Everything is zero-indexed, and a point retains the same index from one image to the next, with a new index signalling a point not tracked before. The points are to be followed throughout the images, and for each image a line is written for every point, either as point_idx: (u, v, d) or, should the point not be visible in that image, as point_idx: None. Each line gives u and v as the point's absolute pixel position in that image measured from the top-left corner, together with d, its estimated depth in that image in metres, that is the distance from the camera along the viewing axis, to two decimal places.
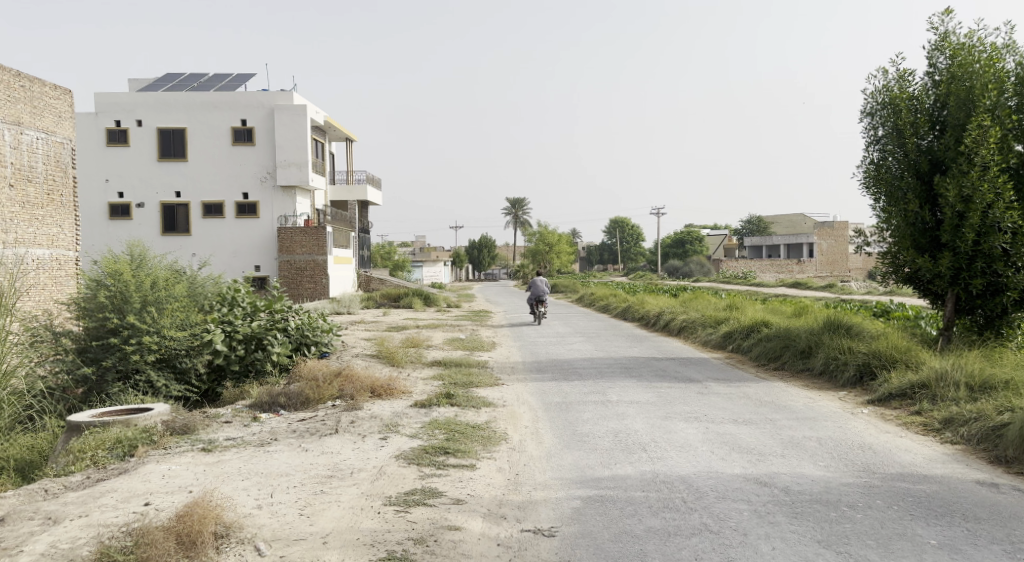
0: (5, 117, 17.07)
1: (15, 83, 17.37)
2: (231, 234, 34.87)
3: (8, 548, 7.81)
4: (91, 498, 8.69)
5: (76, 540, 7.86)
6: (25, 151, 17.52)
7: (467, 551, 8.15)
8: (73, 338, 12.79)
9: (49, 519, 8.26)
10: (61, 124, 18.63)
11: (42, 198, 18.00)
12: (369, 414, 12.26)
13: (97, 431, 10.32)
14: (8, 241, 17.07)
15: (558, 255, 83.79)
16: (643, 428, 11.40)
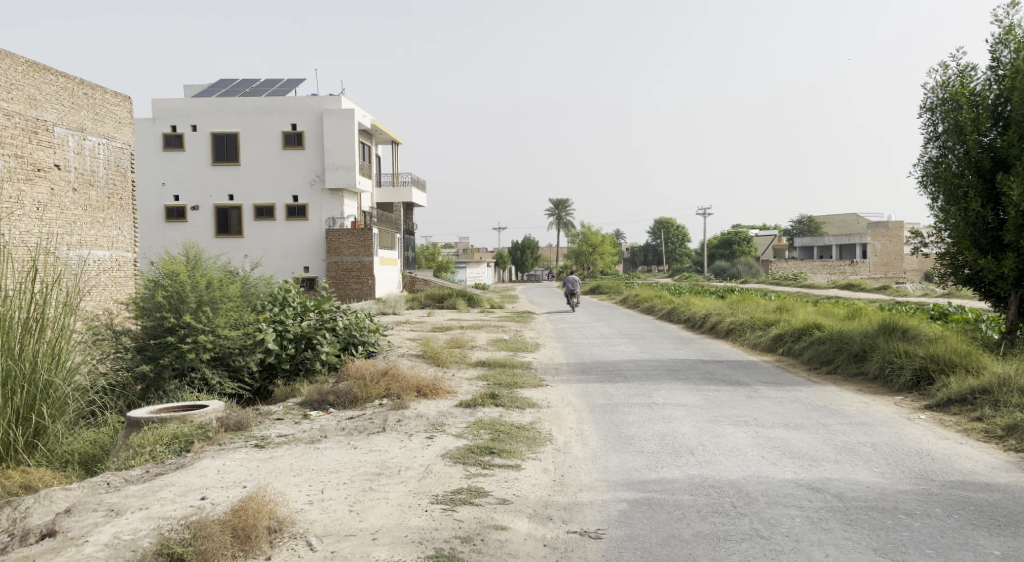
0: (69, 123, 17.35)
1: (78, 90, 17.71)
2: (280, 234, 35.28)
3: (72, 538, 7.95)
4: (150, 492, 8.82)
5: (138, 531, 7.98)
6: (88, 155, 17.82)
7: (514, 551, 8.14)
8: (131, 337, 13.03)
9: (112, 510, 8.39)
10: (121, 130, 18.95)
11: (103, 202, 18.29)
12: (415, 413, 12.30)
13: (155, 427, 10.49)
14: (72, 243, 17.36)
15: (602, 256, 83.56)
16: (690, 432, 11.30)
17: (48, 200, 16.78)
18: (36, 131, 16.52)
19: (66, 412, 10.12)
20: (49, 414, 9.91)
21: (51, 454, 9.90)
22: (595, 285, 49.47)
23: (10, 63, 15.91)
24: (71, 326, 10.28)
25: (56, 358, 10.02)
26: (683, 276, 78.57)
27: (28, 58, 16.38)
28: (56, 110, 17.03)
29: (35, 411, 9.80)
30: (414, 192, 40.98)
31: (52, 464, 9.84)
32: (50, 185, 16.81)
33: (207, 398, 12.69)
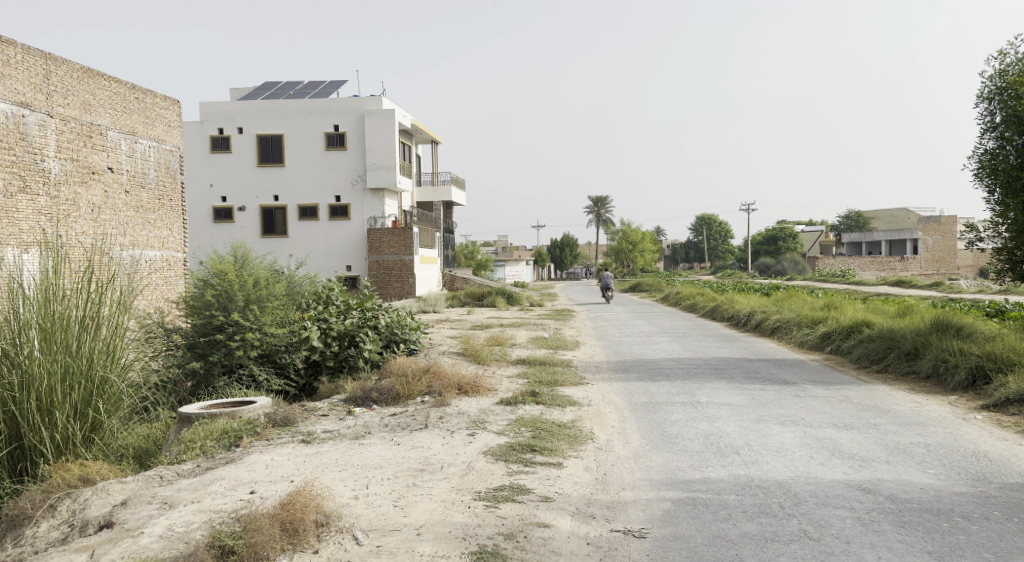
0: (121, 127, 17.53)
1: (130, 95, 17.89)
2: (323, 234, 35.46)
3: (128, 530, 8.05)
4: (202, 485, 8.91)
5: (190, 524, 8.04)
6: (139, 158, 18.02)
7: (557, 549, 8.07)
8: (182, 334, 13.29)
9: (166, 503, 8.48)
10: (170, 133, 19.13)
11: (154, 203, 18.52)
12: (457, 410, 12.28)
13: (205, 423, 10.88)
14: (125, 244, 17.59)
15: (642, 254, 83.02)
16: (735, 431, 11.16)
17: (102, 202, 16.99)
18: (91, 135, 16.70)
19: (120, 407, 10.17)
20: (105, 410, 9.96)
21: (107, 448, 9.97)
22: (636, 282, 49.11)
23: (66, 69, 16.09)
24: (125, 324, 10.32)
25: (110, 354, 10.08)
26: (728, 273, 77.86)
27: (83, 64, 16.56)
28: (110, 114, 17.22)
29: (92, 406, 9.84)
30: (453, 190, 40.99)
31: (108, 458, 9.95)
32: (104, 187, 17.01)
33: (255, 394, 12.85)
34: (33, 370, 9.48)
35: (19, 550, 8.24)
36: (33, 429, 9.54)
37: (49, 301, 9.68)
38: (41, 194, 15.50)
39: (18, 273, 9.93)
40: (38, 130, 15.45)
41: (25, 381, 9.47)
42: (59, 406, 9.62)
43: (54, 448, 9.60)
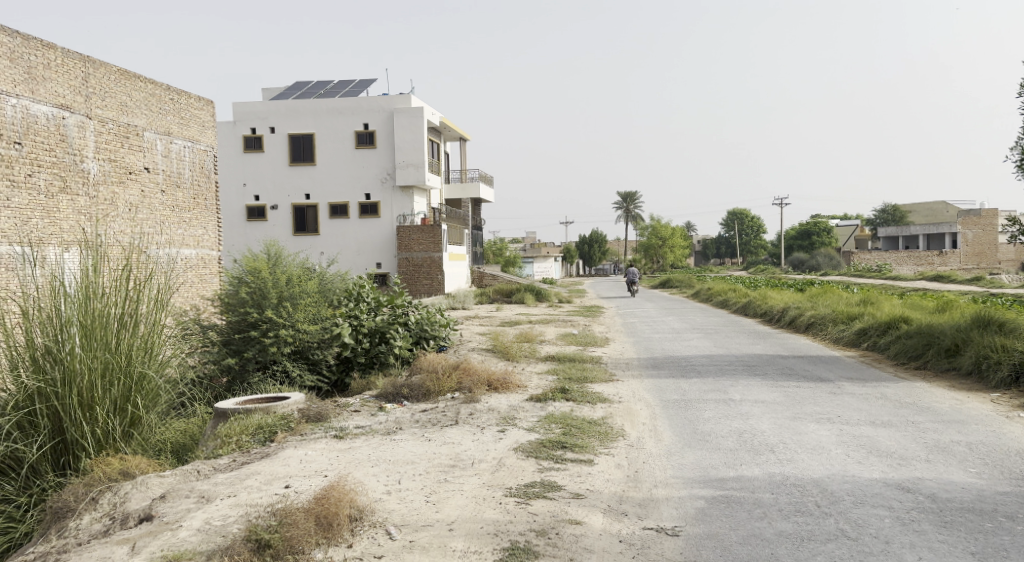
0: (157, 127, 17.63)
1: (165, 96, 17.96)
2: (353, 232, 35.52)
3: (167, 523, 8.15)
4: (238, 480, 9.02)
5: (227, 518, 8.12)
6: (175, 158, 18.12)
7: (589, 546, 7.98)
8: (217, 331, 13.44)
9: (203, 497, 8.60)
10: (204, 133, 19.20)
11: (189, 202, 18.63)
12: (487, 407, 12.22)
13: (241, 418, 10.85)
14: (162, 242, 17.70)
15: (672, 249, 82.41)
16: (770, 429, 11.00)
17: (139, 201, 17.10)
18: (128, 136, 16.81)
19: (158, 402, 10.23)
20: (143, 405, 10.00)
21: (145, 443, 10.04)
22: (666, 278, 48.80)
23: (104, 72, 16.18)
24: (162, 321, 10.35)
25: (148, 350, 10.11)
26: (761, 269, 77.24)
27: (120, 66, 16.68)
28: (146, 115, 17.31)
29: (131, 402, 9.87)
30: (481, 187, 40.92)
31: (147, 452, 10.05)
32: (140, 187, 17.14)
33: (289, 389, 12.96)
34: (74, 367, 9.51)
35: (63, 542, 8.29)
36: (74, 424, 9.57)
37: (89, 298, 9.67)
38: (81, 193, 15.55)
39: (59, 270, 9.93)
40: (78, 132, 15.53)
41: (66, 376, 9.49)
42: (99, 401, 9.66)
43: (94, 442, 9.63)
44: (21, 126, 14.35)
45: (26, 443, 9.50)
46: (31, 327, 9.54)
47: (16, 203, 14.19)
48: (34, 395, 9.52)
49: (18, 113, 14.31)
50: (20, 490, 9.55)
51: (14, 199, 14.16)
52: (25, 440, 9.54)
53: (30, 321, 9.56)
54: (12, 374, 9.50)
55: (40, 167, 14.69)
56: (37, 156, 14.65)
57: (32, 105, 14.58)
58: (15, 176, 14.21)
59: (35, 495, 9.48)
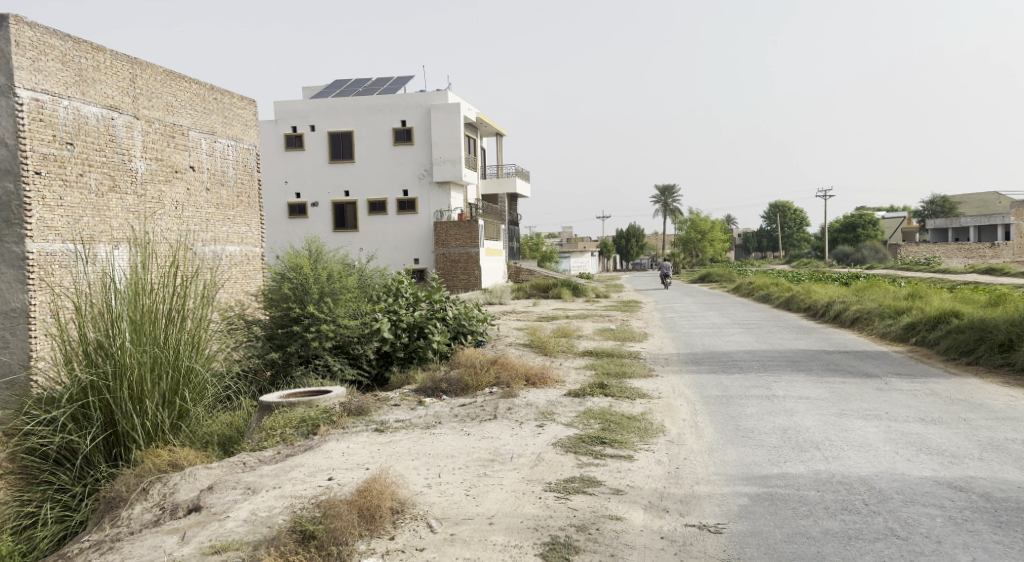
0: (201, 126, 17.71)
1: (209, 96, 18.04)
2: (392, 228, 35.55)
3: (215, 513, 8.24)
4: (283, 472, 9.07)
5: (273, 509, 8.15)
6: (219, 157, 18.22)
7: (630, 542, 7.86)
8: (261, 326, 13.60)
9: (249, 489, 8.67)
10: (248, 132, 19.27)
11: (233, 200, 18.73)
12: (525, 401, 12.13)
13: (285, 411, 10.96)
14: (207, 239, 17.83)
15: (712, 243, 81.60)
16: (815, 426, 10.79)
17: (185, 199, 17.21)
18: (174, 136, 16.91)
19: (205, 396, 10.29)
20: (191, 398, 10.10)
21: (193, 435, 10.10)
22: (705, 272, 48.33)
23: (150, 73, 16.29)
24: (208, 316, 10.46)
25: (195, 344, 10.21)
26: (804, 262, 76.25)
27: (165, 66, 16.75)
28: (190, 115, 17.40)
29: (179, 395, 9.97)
30: (518, 182, 40.81)
31: (195, 444, 10.10)
32: (186, 185, 17.22)
33: (330, 383, 13.02)
34: (124, 361, 9.57)
35: (116, 530, 8.42)
36: (125, 417, 9.66)
37: (138, 295, 9.81)
38: (129, 192, 15.65)
39: (110, 267, 10.08)
40: (126, 132, 15.62)
41: (118, 370, 9.58)
42: (149, 394, 9.74)
43: (144, 435, 9.70)
44: (74, 126, 14.37)
45: (80, 435, 9.56)
46: (84, 323, 9.65)
47: (68, 202, 14.16)
48: (87, 388, 9.59)
49: (70, 114, 14.31)
50: (75, 479, 9.78)
51: (66, 198, 14.12)
52: (80, 432, 9.59)
53: (83, 317, 9.68)
54: (66, 368, 9.61)
55: (91, 167, 14.71)
56: (88, 156, 14.67)
57: (83, 106, 14.61)
58: (68, 175, 14.21)
59: (89, 485, 9.69)
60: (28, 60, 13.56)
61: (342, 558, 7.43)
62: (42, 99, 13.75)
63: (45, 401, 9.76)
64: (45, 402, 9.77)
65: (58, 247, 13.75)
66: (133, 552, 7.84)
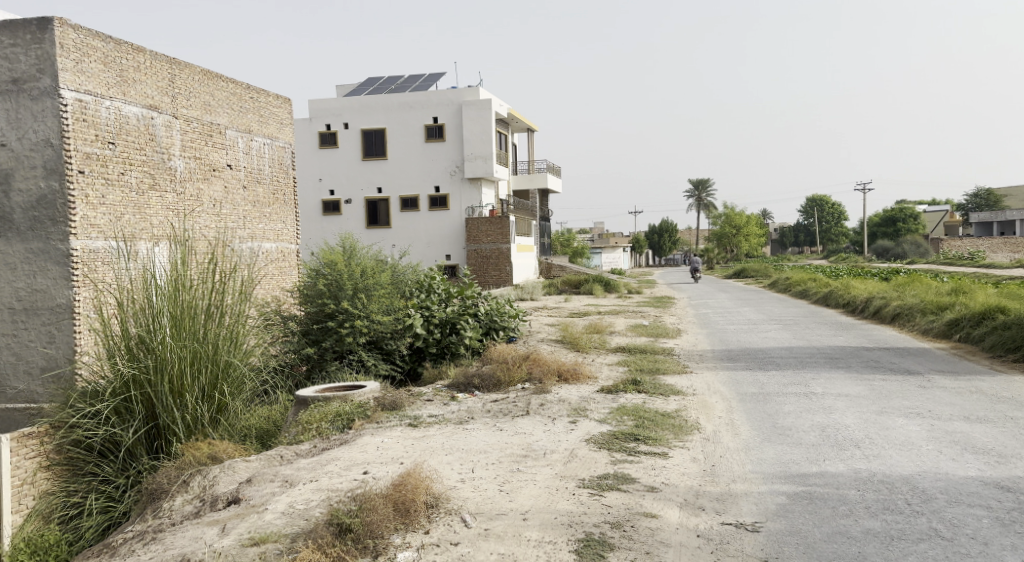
0: (238, 126, 17.75)
1: (246, 95, 18.07)
2: (423, 224, 35.60)
3: (254, 506, 8.26)
4: (319, 465, 9.07)
5: (310, 502, 8.17)
6: (255, 155, 18.26)
7: (665, 539, 7.75)
8: (297, 321, 13.71)
9: (287, 481, 8.69)
10: (283, 130, 19.31)
11: (269, 197, 18.78)
12: (557, 398, 12.03)
13: (321, 406, 10.95)
14: (245, 237, 17.89)
15: (747, 237, 80.88)
16: (855, 424, 10.59)
17: (222, 197, 17.28)
18: (212, 134, 16.97)
19: (243, 390, 10.40)
20: (229, 392, 10.17)
21: (231, 428, 10.18)
22: (742, 267, 47.75)
23: (188, 73, 16.34)
24: (246, 312, 10.56)
25: (234, 340, 10.29)
26: (841, 257, 75.30)
27: (203, 66, 16.80)
28: (228, 114, 17.45)
29: (218, 389, 10.05)
30: (549, 178, 40.66)
31: (233, 437, 10.19)
32: (223, 184, 17.29)
33: (365, 378, 13.06)
34: (165, 356, 9.72)
35: (158, 521, 8.53)
36: (166, 410, 9.79)
37: (178, 291, 9.92)
38: (169, 190, 15.68)
39: (151, 264, 10.23)
40: (165, 131, 15.69)
41: (159, 365, 9.71)
42: (189, 389, 9.84)
43: (184, 428, 9.80)
44: (115, 126, 14.45)
45: (122, 427, 9.80)
46: (126, 318, 9.82)
47: (110, 200, 14.23)
48: (130, 382, 9.78)
49: (112, 114, 14.40)
50: (118, 471, 10.03)
51: (108, 197, 14.18)
52: (122, 425, 9.85)
53: (125, 312, 9.87)
54: (110, 361, 9.81)
55: (131, 166, 14.79)
56: (129, 155, 14.75)
57: (124, 106, 14.68)
58: (110, 174, 14.27)
59: (132, 476, 9.92)
60: (72, 61, 13.62)
61: (377, 552, 7.40)
62: (85, 100, 13.83)
63: (90, 394, 10.08)
64: (90, 395, 10.10)
65: (101, 245, 13.80)
66: (174, 543, 7.87)
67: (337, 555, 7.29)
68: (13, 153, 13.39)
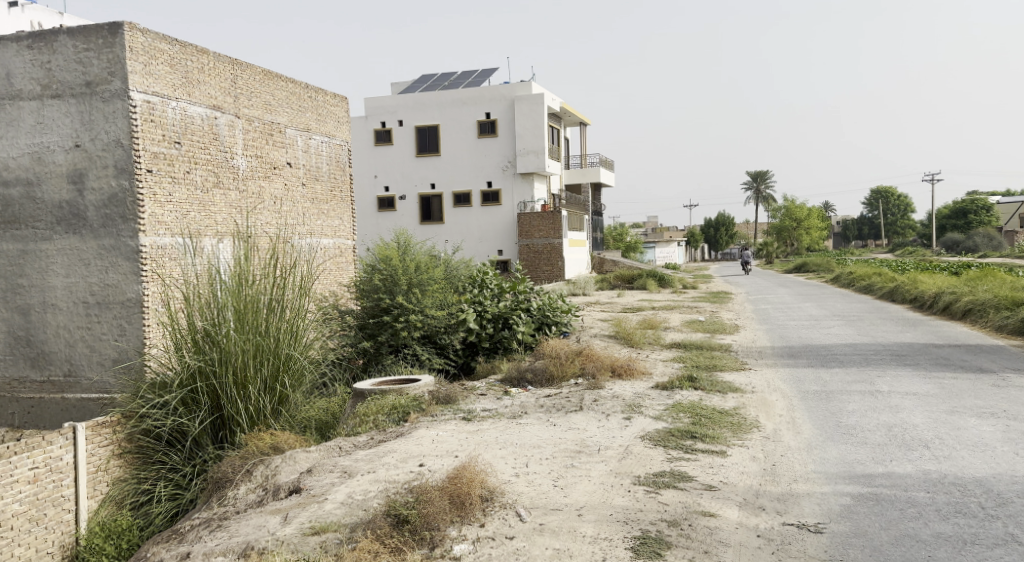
0: (298, 124, 17.79)
1: (304, 94, 18.11)
2: (477, 218, 35.55)
3: (315, 495, 8.25)
4: (376, 457, 9.00)
5: (368, 492, 8.13)
6: (314, 153, 18.30)
7: (724, 539, 7.52)
8: (353, 316, 13.69)
9: (345, 472, 8.63)
10: (340, 128, 19.33)
11: (327, 194, 18.80)
12: (611, 393, 11.82)
13: (376, 398, 10.90)
14: (303, 233, 17.96)
15: (809, 231, 79.34)
16: (924, 424, 10.21)
17: (283, 194, 17.33)
18: (272, 133, 17.00)
19: (303, 382, 10.40)
20: (290, 384, 10.19)
21: (292, 419, 10.18)
22: (803, 261, 46.92)
23: (249, 72, 16.39)
24: (306, 307, 10.56)
25: (294, 333, 10.25)
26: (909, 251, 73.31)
27: (264, 66, 16.82)
28: (287, 113, 17.49)
29: (279, 381, 10.06)
30: (602, 172, 40.31)
31: (294, 428, 10.19)
32: (284, 181, 17.34)
33: (420, 372, 13.05)
34: (229, 349, 9.76)
35: (223, 509, 8.64)
36: (230, 401, 9.83)
37: (241, 286, 9.94)
38: (232, 188, 15.73)
39: (216, 259, 10.26)
40: (228, 130, 15.74)
41: (223, 357, 9.76)
42: (252, 380, 9.87)
43: (248, 419, 9.84)
44: (181, 126, 14.46)
45: (189, 418, 9.84)
46: (192, 313, 9.87)
47: (177, 198, 14.26)
48: (195, 374, 9.82)
49: (178, 114, 14.41)
50: (185, 460, 10.08)
51: (175, 194, 14.22)
52: (189, 415, 9.88)
53: (191, 306, 9.91)
54: (176, 354, 9.86)
55: (197, 164, 14.79)
56: (194, 154, 14.75)
57: (189, 107, 14.69)
58: (176, 172, 14.31)
59: (198, 465, 9.96)
60: (141, 64, 13.68)
61: (433, 545, 7.33)
62: (153, 101, 13.87)
63: (158, 385, 10.07)
64: (159, 385, 10.11)
65: (169, 241, 13.92)
66: (238, 531, 7.95)
67: (395, 546, 7.27)
68: (87, 153, 13.54)
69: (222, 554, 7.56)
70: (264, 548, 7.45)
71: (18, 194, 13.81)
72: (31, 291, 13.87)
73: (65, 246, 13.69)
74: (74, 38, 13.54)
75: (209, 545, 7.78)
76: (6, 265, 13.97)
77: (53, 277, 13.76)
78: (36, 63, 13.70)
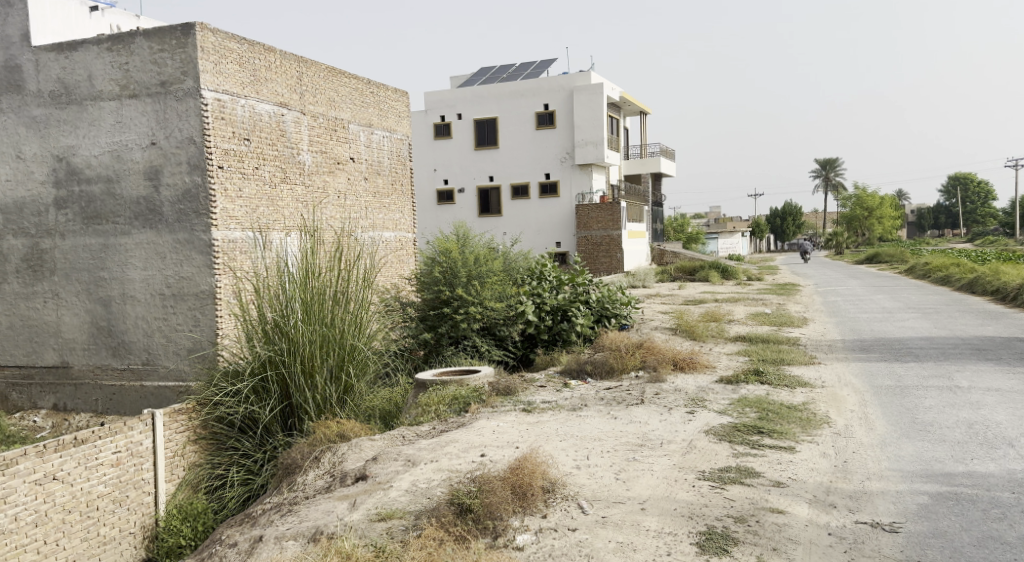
0: (361, 119, 17.84)
1: (367, 89, 18.12)
2: (537, 210, 35.43)
3: (381, 483, 8.21)
4: (439, 446, 8.93)
5: (431, 481, 8.08)
6: (376, 147, 18.32)
7: (794, 536, 7.28)
8: (414, 308, 13.75)
9: (409, 461, 8.54)
10: (401, 123, 19.33)
11: (389, 188, 18.81)
12: (674, 387, 11.60)
13: (438, 389, 10.79)
14: (365, 227, 18.01)
15: (879, 221, 77.48)
16: (1006, 421, 9.82)
17: (346, 189, 17.38)
18: (336, 129, 17.06)
19: (368, 371, 10.36)
20: (355, 374, 10.18)
21: (357, 408, 10.14)
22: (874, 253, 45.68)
23: (313, 69, 16.44)
24: (370, 299, 10.52)
25: (359, 325, 10.27)
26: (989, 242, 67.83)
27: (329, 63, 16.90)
28: (351, 108, 17.54)
29: (344, 371, 10.07)
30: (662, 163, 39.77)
31: (359, 417, 10.12)
32: (348, 176, 17.40)
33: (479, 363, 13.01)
34: (296, 340, 9.78)
35: (293, 495, 8.64)
36: (299, 389, 9.86)
37: (308, 278, 9.95)
38: (298, 183, 15.81)
39: (285, 253, 10.30)
40: (294, 127, 15.81)
41: (291, 347, 9.79)
42: (318, 369, 9.89)
43: (315, 407, 9.85)
44: (249, 123, 14.55)
45: (260, 405, 9.91)
46: (262, 304, 9.92)
47: (247, 192, 14.38)
48: (266, 362, 9.90)
49: (247, 112, 14.51)
50: (257, 447, 10.09)
51: (245, 190, 14.34)
52: (260, 403, 9.95)
53: (261, 298, 9.95)
54: (248, 343, 9.96)
55: (265, 160, 14.91)
56: (262, 150, 14.86)
57: (257, 104, 14.77)
58: (246, 168, 14.42)
59: (269, 452, 9.97)
60: (211, 63, 13.79)
61: (497, 534, 7.25)
62: (223, 99, 13.97)
63: (230, 374, 10.17)
64: (231, 375, 10.17)
65: (239, 235, 14.03)
66: (308, 516, 7.92)
67: (460, 535, 7.21)
68: (162, 151, 13.71)
69: (293, 539, 7.55)
70: (332, 533, 7.44)
71: (99, 190, 14.04)
72: (112, 283, 14.11)
73: (142, 240, 13.90)
74: (149, 40, 13.70)
75: (280, 529, 7.78)
76: (87, 258, 14.20)
77: (131, 270, 13.98)
78: (114, 64, 13.90)
